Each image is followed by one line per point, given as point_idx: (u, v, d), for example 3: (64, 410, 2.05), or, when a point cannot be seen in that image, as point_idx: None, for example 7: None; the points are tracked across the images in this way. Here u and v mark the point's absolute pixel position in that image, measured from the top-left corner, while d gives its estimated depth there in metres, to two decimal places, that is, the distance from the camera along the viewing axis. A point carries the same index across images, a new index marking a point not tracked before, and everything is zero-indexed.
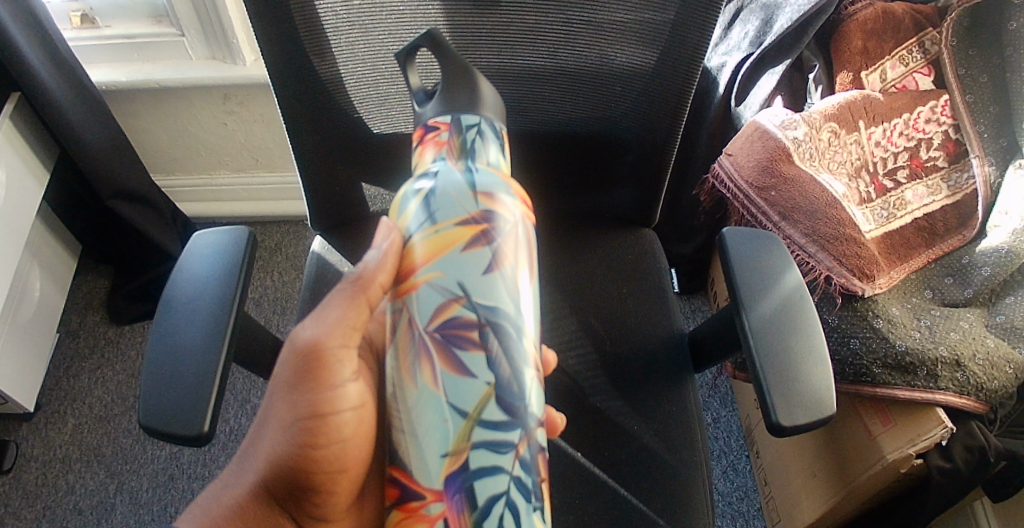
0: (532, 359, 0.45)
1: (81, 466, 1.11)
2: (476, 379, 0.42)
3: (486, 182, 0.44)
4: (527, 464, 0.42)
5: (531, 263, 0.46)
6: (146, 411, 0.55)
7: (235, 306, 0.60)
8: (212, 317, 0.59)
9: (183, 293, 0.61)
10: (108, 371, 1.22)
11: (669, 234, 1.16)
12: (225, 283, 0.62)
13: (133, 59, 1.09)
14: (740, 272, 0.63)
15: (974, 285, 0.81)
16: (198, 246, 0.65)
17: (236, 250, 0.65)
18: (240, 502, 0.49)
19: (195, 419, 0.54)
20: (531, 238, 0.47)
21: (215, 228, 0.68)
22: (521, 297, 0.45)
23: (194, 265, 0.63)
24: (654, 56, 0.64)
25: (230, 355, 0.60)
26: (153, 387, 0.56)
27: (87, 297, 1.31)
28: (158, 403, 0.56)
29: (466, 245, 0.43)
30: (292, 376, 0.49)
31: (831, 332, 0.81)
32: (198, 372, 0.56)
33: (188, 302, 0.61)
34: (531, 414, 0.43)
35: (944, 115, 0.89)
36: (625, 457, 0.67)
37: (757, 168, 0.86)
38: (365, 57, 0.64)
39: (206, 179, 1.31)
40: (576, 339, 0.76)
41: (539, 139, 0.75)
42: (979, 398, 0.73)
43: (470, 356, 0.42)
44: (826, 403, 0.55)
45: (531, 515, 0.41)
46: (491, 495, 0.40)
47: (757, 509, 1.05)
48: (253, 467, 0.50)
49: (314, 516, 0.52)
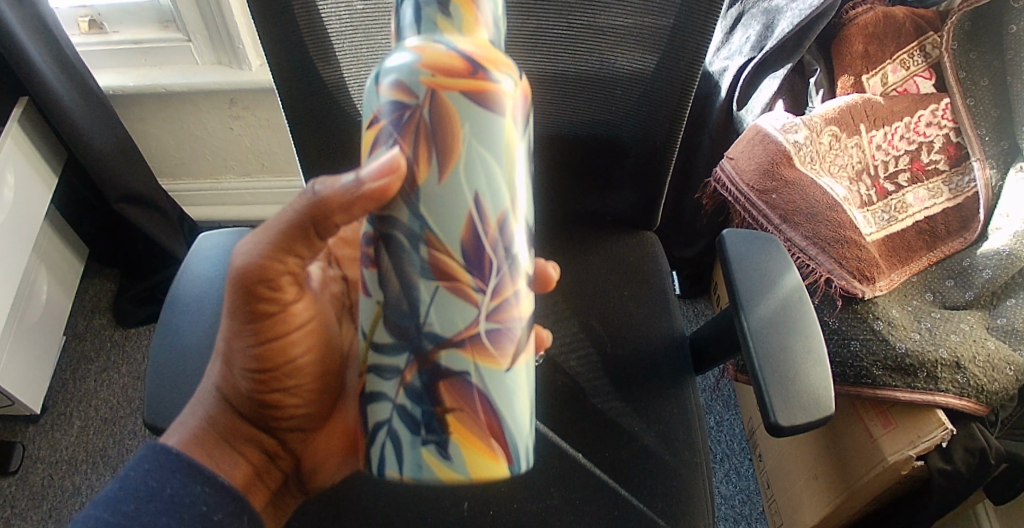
0: (439, 275, 0.40)
1: (87, 467, 1.12)
2: (373, 298, 0.42)
3: (387, 71, 0.39)
4: (419, 393, 0.40)
5: (443, 158, 0.39)
6: (150, 410, 0.56)
7: None
8: (216, 317, 0.60)
9: (188, 292, 0.62)
10: (114, 373, 1.23)
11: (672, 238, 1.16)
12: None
13: (142, 64, 1.10)
14: (740, 273, 0.63)
15: (975, 287, 0.81)
16: (201, 246, 0.66)
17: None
18: (209, 416, 0.51)
19: None
20: (447, 126, 0.38)
21: (218, 230, 0.68)
22: (423, 203, 0.39)
23: (197, 266, 0.64)
24: (654, 61, 0.65)
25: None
26: (157, 386, 0.57)
27: (94, 300, 1.32)
28: (163, 401, 0.56)
29: (372, 148, 0.41)
30: (239, 300, 0.47)
31: (831, 335, 0.81)
32: (202, 371, 0.57)
33: (194, 300, 0.62)
34: (427, 336, 0.40)
35: (945, 119, 0.89)
36: (625, 458, 0.67)
37: (757, 171, 0.86)
38: (368, 61, 0.65)
39: (211, 183, 1.32)
40: (577, 340, 0.76)
41: (540, 143, 0.76)
42: (979, 400, 0.73)
43: (370, 272, 0.42)
44: (824, 403, 0.56)
45: (417, 448, 0.40)
46: (377, 421, 0.42)
47: (759, 512, 1.05)
48: (217, 385, 0.51)
49: (288, 428, 0.54)
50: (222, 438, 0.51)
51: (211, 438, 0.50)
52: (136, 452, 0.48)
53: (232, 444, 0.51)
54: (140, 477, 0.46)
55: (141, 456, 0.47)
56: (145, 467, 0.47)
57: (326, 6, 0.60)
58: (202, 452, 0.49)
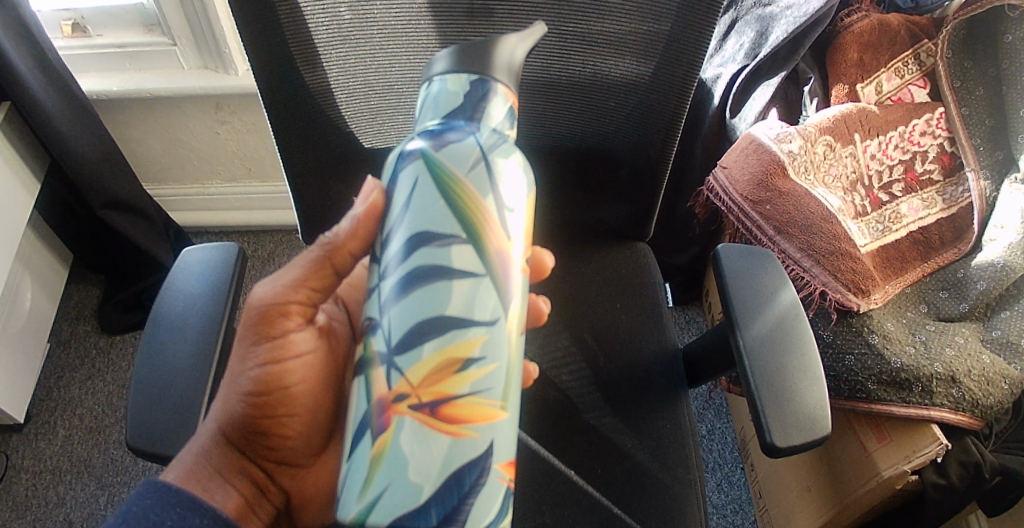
0: None
1: (71, 478, 1.10)
2: None
3: None
4: None
5: None
6: (133, 431, 0.54)
7: (224, 323, 0.60)
8: (200, 334, 0.59)
9: (171, 309, 0.61)
10: (98, 382, 1.21)
11: (665, 245, 1.15)
12: (215, 300, 0.62)
13: (126, 69, 1.08)
14: (734, 289, 0.63)
15: (970, 299, 0.81)
16: (187, 261, 0.65)
17: (226, 265, 0.64)
18: (204, 449, 0.51)
19: (183, 439, 0.54)
20: None
21: (205, 244, 0.67)
22: None
23: (183, 281, 0.63)
24: (650, 70, 0.64)
25: (219, 374, 0.59)
26: (139, 407, 0.55)
27: (78, 306, 1.30)
28: (145, 422, 0.55)
29: None
30: (245, 330, 0.51)
31: (825, 348, 0.80)
32: (184, 391, 0.56)
33: (177, 318, 0.60)
34: None
35: (939, 128, 0.89)
36: (618, 474, 0.67)
37: (752, 182, 0.84)
38: (356, 72, 0.66)
39: (198, 188, 1.30)
40: (569, 354, 0.75)
41: (530, 153, 0.75)
42: (974, 414, 0.73)
43: None
44: (821, 423, 0.56)
45: None
46: None
47: (751, 521, 1.05)
48: (213, 415, 0.52)
49: (278, 460, 0.54)
50: (216, 471, 0.50)
51: (205, 468, 0.50)
52: (135, 489, 0.47)
53: (225, 475, 0.50)
54: (144, 511, 0.45)
55: (140, 492, 0.47)
56: (146, 501, 0.46)
57: (312, 18, 0.60)
58: (197, 483, 0.49)
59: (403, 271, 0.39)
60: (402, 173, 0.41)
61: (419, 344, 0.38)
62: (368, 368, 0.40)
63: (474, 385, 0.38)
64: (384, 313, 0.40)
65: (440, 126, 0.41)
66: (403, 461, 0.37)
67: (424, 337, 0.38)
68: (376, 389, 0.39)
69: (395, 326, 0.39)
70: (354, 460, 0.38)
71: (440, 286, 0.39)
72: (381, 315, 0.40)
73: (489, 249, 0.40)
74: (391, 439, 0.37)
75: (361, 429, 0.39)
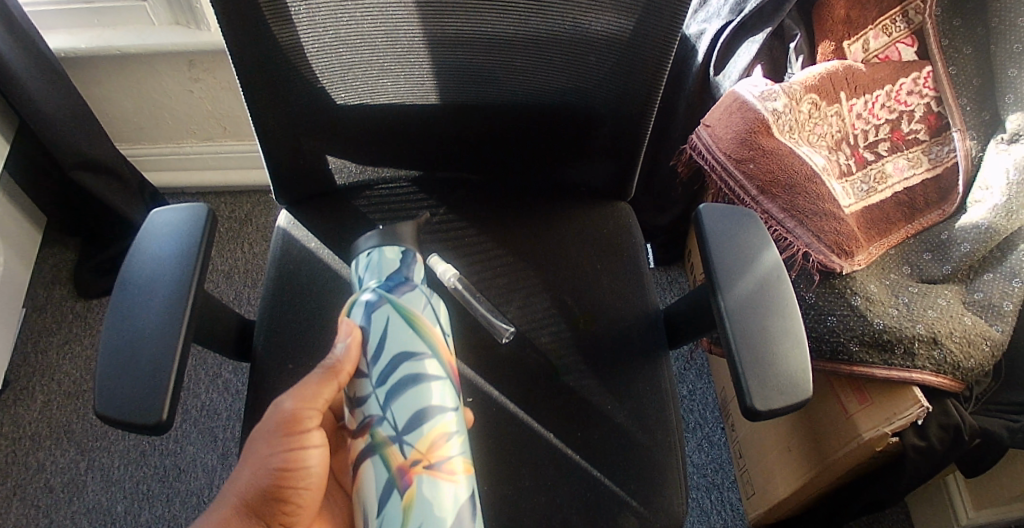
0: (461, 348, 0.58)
1: (51, 444, 1.08)
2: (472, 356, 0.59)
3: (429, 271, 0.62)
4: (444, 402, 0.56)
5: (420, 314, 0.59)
6: (103, 398, 0.52)
7: (194, 286, 0.58)
8: (171, 298, 0.57)
9: (140, 274, 0.59)
10: (76, 346, 1.18)
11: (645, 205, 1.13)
12: (184, 261, 0.59)
13: (95, 25, 1.04)
14: (716, 252, 0.61)
15: (953, 260, 0.80)
16: (153, 225, 0.63)
17: (195, 226, 0.62)
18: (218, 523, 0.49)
19: (154, 406, 0.52)
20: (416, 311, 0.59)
21: (172, 206, 0.65)
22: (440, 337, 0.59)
23: (150, 245, 0.61)
24: (631, 25, 0.62)
25: (190, 336, 0.57)
26: (108, 374, 0.54)
27: (53, 269, 1.26)
28: (114, 389, 0.53)
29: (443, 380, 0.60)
30: (269, 431, 0.52)
31: (807, 310, 0.79)
32: (155, 356, 0.54)
33: (146, 283, 0.58)
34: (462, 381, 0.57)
35: (927, 88, 0.87)
36: (600, 436, 0.66)
37: (735, 141, 0.82)
38: (325, 25, 0.63)
39: (173, 148, 1.26)
40: (550, 317, 0.73)
41: (508, 111, 0.73)
42: (955, 376, 0.72)
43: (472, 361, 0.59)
44: (803, 386, 0.55)
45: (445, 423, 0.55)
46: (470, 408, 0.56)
47: (732, 481, 1.04)
48: (230, 493, 0.51)
49: None
50: None
51: None
52: None
53: None
54: None
55: None
56: None
57: None
58: None
59: (394, 380, 0.48)
60: (369, 318, 0.51)
61: (419, 425, 0.47)
62: (382, 448, 0.47)
63: (461, 447, 0.49)
64: (386, 409, 0.48)
65: (388, 283, 0.52)
66: (427, 508, 0.45)
67: (426, 420, 0.48)
68: (392, 460, 0.47)
69: (399, 416, 0.48)
70: (386, 516, 0.46)
71: (426, 387, 0.48)
72: (383, 411, 0.48)
73: (447, 359, 0.51)
74: (414, 495, 0.46)
75: (383, 495, 0.47)
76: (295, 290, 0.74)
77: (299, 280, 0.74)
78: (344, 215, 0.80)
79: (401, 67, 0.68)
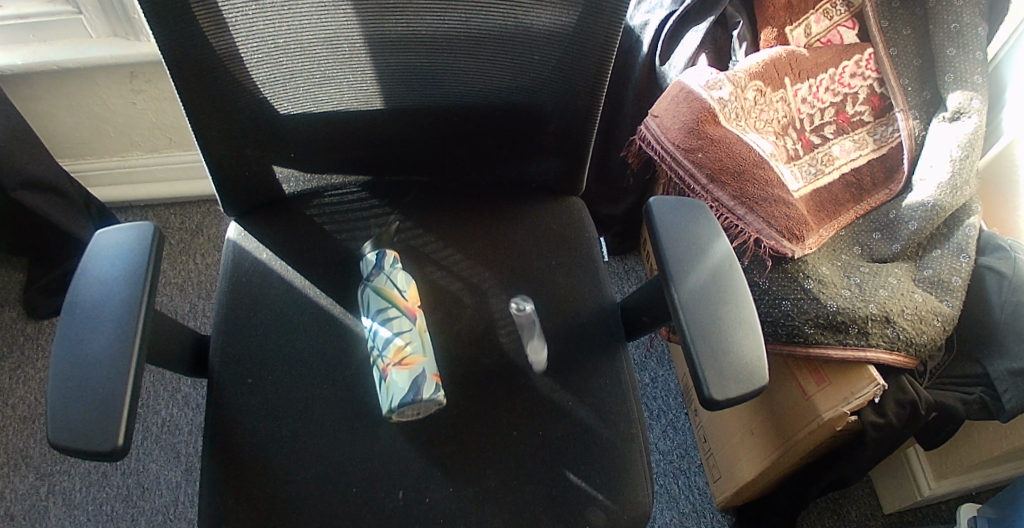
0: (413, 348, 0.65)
1: (8, 471, 1.05)
2: (411, 341, 0.65)
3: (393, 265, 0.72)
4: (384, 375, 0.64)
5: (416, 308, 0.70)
6: (55, 428, 0.50)
7: (145, 306, 0.56)
8: (120, 320, 0.55)
9: (87, 298, 0.56)
10: (29, 369, 1.15)
11: (598, 196, 1.14)
12: (132, 281, 0.57)
13: (30, 40, 1.01)
14: (668, 244, 0.61)
15: (901, 239, 0.81)
16: (98, 246, 0.60)
17: (141, 244, 0.60)
18: None
19: (108, 432, 0.50)
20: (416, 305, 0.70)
21: (117, 226, 0.62)
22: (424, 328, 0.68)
23: (95, 268, 0.58)
24: (572, 21, 0.61)
25: (143, 357, 0.55)
26: (59, 402, 0.51)
27: (1, 291, 1.23)
28: (67, 417, 0.51)
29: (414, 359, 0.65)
30: None
31: (762, 295, 0.80)
32: (107, 380, 0.52)
33: (94, 306, 0.56)
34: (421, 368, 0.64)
35: (869, 69, 0.88)
36: (560, 432, 0.66)
37: (684, 130, 0.83)
38: (263, 35, 0.61)
39: (118, 162, 1.23)
40: (507, 315, 0.73)
41: (455, 111, 0.72)
42: (909, 353, 0.74)
43: (410, 346, 0.64)
44: (758, 374, 0.55)
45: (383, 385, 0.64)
46: (410, 379, 0.62)
47: (698, 465, 1.05)
48: None
49: None
50: None
51: None
52: None
53: None
54: None
55: None
56: None
57: None
58: None
59: None
60: None
61: None
62: None
63: None
64: None
65: None
66: None
67: None
68: None
69: None
70: None
71: None
72: None
73: None
74: None
75: None
76: (247, 304, 0.72)
77: (248, 293, 0.73)
78: (288, 223, 0.78)
79: (343, 72, 0.66)
